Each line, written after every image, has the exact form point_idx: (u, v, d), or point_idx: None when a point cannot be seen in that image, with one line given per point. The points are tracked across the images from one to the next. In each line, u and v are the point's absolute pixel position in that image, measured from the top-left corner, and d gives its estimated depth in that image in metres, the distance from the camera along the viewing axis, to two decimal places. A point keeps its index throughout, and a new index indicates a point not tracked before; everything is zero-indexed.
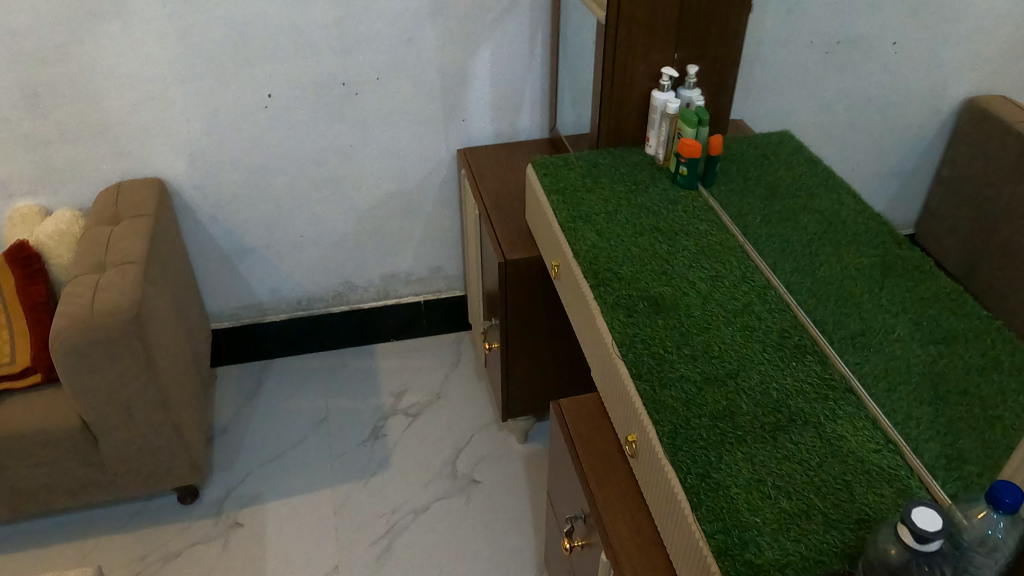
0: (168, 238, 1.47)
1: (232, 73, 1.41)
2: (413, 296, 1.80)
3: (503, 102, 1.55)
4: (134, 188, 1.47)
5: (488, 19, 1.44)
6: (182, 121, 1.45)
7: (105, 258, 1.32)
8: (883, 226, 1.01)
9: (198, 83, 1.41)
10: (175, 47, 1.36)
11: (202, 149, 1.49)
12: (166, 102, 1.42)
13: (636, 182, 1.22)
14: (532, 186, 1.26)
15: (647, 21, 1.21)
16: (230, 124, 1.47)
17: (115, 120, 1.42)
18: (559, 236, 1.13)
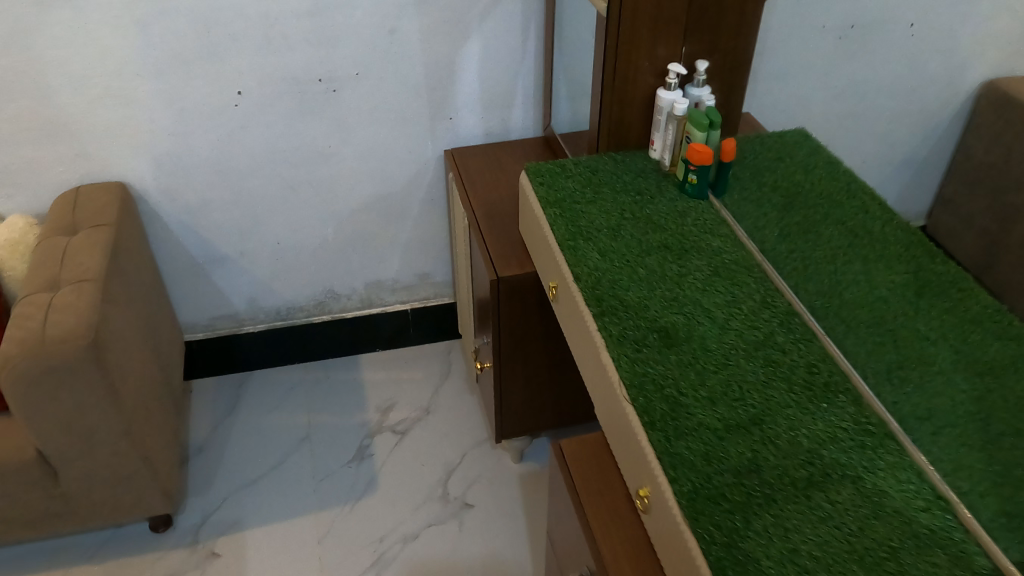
0: (132, 249, 1.32)
1: (200, 66, 1.26)
2: (400, 304, 1.71)
3: (492, 100, 1.44)
4: (94, 193, 1.31)
5: (478, 8, 1.32)
6: (143, 119, 1.29)
7: (58, 277, 1.16)
8: (912, 235, 0.89)
9: (160, 75, 1.25)
10: (133, 37, 1.21)
11: (166, 150, 1.34)
12: (126, 99, 1.27)
13: (641, 192, 1.12)
14: (526, 196, 1.15)
15: (652, 10, 1.09)
16: (197, 121, 1.32)
17: (69, 119, 1.27)
18: (558, 256, 1.03)
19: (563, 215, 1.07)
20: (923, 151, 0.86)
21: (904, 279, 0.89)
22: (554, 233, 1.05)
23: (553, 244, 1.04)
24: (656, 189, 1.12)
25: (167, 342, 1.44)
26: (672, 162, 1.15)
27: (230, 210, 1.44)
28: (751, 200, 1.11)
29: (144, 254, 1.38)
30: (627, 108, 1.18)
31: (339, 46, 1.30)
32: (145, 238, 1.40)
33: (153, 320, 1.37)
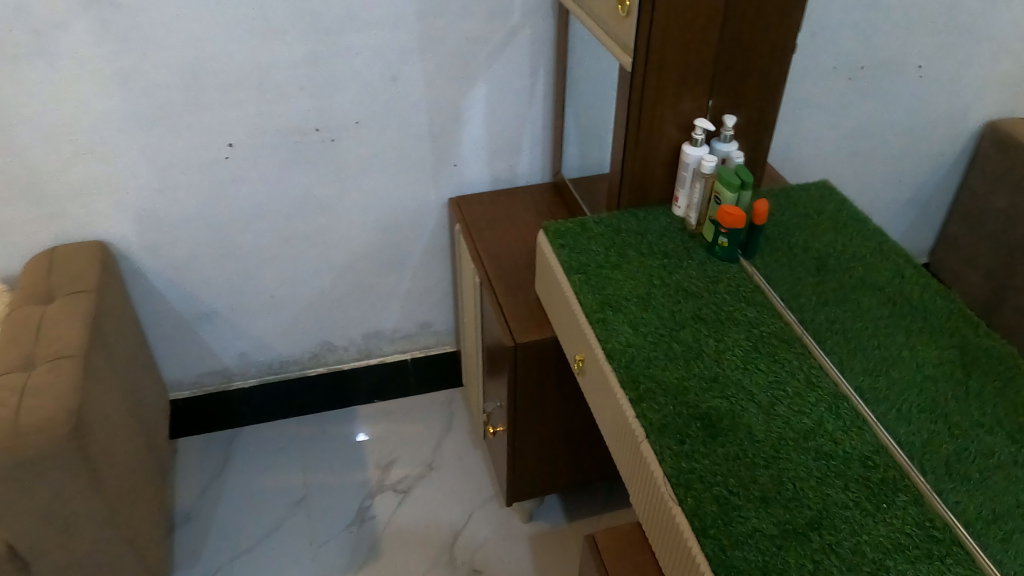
0: (116, 312, 1.24)
1: (186, 122, 1.21)
2: (400, 354, 1.63)
3: (499, 146, 1.37)
4: (71, 253, 1.24)
5: (483, 53, 1.25)
6: (126, 176, 1.23)
7: (33, 351, 1.08)
8: (953, 305, 0.86)
9: (145, 131, 1.19)
10: (114, 93, 1.15)
11: (151, 206, 1.27)
12: (106, 155, 1.20)
13: (668, 255, 1.05)
14: (545, 259, 1.08)
15: (678, 64, 1.03)
16: (185, 179, 1.26)
17: (45, 177, 1.19)
18: (585, 328, 0.97)
19: (588, 282, 1.01)
20: (961, 229, 0.82)
21: (951, 357, 0.87)
22: (579, 303, 0.99)
23: (579, 315, 0.98)
24: (682, 249, 1.06)
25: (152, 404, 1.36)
26: (698, 221, 1.09)
27: (223, 264, 1.38)
28: (784, 262, 1.05)
29: (129, 313, 1.32)
30: (648, 163, 1.12)
31: (337, 94, 1.24)
32: (128, 299, 1.33)
33: (138, 385, 1.28)
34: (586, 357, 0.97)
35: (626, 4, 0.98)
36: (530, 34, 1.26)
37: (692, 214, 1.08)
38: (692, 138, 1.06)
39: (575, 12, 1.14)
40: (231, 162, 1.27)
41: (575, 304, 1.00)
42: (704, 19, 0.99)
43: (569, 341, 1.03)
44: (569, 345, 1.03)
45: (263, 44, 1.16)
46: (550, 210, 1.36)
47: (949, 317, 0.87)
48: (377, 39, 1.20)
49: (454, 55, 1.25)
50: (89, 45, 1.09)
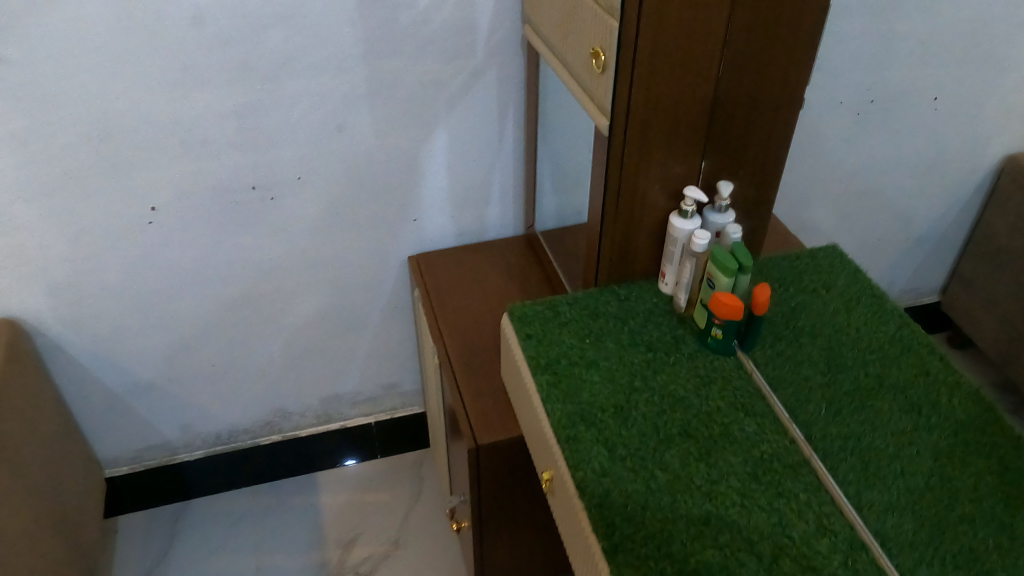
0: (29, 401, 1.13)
1: (99, 185, 1.06)
2: (362, 418, 1.51)
3: (465, 198, 1.22)
4: None
5: (443, 98, 1.10)
6: (33, 246, 1.09)
7: None
8: (988, 411, 0.71)
9: (53, 198, 1.05)
10: (11, 157, 1.00)
11: (68, 279, 1.14)
12: (8, 227, 1.06)
13: (653, 348, 0.90)
14: (509, 348, 0.92)
15: (665, 121, 0.86)
16: (105, 248, 1.13)
17: None
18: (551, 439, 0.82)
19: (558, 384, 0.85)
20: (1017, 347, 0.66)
21: (985, 487, 0.71)
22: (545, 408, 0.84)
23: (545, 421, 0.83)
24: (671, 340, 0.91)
25: (69, 499, 1.24)
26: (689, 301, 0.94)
27: (156, 336, 1.26)
28: (790, 354, 0.89)
29: (50, 392, 1.22)
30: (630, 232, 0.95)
31: (273, 148, 1.10)
32: (48, 383, 1.21)
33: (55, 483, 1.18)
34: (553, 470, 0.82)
35: (601, 57, 0.81)
36: (496, 75, 1.10)
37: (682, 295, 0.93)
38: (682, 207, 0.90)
39: (547, 58, 0.98)
40: (156, 226, 1.13)
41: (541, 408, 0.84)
42: (694, 74, 0.83)
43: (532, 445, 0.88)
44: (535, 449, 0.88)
45: (182, 95, 1.01)
46: (521, 270, 1.21)
47: (991, 430, 0.71)
48: (317, 85, 1.05)
49: (405, 101, 1.09)
50: None
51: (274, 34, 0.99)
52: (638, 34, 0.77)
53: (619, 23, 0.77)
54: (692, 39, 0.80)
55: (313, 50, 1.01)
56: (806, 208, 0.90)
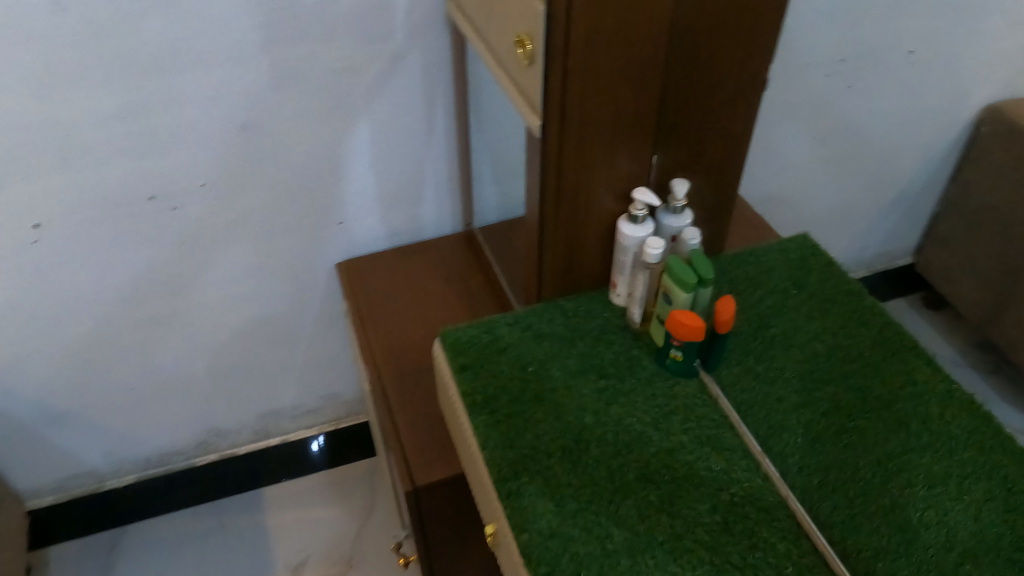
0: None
1: None
2: (305, 430, 1.43)
3: (393, 198, 1.11)
4: None
5: (362, 86, 0.96)
6: None
7: None
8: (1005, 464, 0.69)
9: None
10: None
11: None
12: None
13: (605, 374, 0.80)
14: (444, 383, 0.82)
15: (609, 116, 0.74)
16: None
17: None
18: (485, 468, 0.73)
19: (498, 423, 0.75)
20: None
21: (988, 526, 0.65)
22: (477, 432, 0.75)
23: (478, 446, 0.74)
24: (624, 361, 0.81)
25: None
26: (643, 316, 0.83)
27: (63, 365, 1.12)
28: (762, 371, 0.79)
29: None
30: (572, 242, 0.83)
31: (169, 152, 0.95)
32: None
33: None
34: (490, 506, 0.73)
35: (529, 45, 0.68)
36: (420, 58, 0.96)
37: (635, 309, 0.82)
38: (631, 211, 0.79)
39: (477, 44, 0.84)
40: (41, 246, 0.98)
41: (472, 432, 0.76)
42: (643, 61, 0.70)
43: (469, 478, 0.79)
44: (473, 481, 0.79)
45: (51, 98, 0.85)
46: (462, 274, 1.10)
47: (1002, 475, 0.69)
48: (212, 80, 0.90)
49: (318, 94, 0.96)
50: None
51: (153, 22, 0.83)
52: (569, 18, 0.64)
53: (546, 6, 0.64)
54: (636, 21, 0.67)
55: (203, 40, 0.86)
56: None
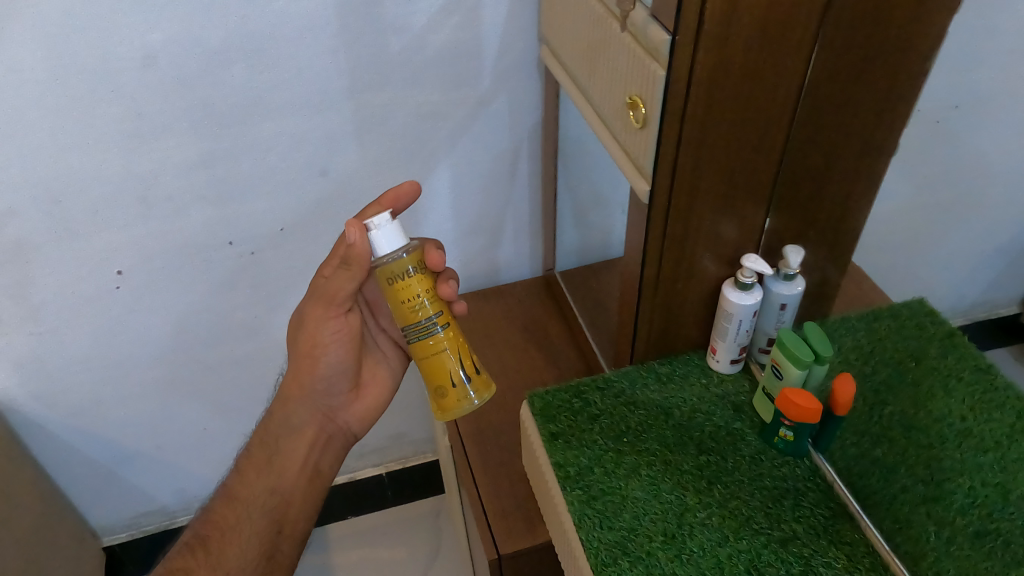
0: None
1: (57, 254, 0.96)
2: (372, 468, 1.34)
3: (476, 244, 1.08)
4: None
5: (445, 131, 0.95)
6: None
7: None
8: None
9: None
10: None
11: (30, 352, 1.04)
12: None
13: (705, 449, 0.75)
14: (529, 440, 0.80)
15: (720, 177, 0.71)
16: (65, 320, 1.02)
17: None
18: (301, 388, 0.80)
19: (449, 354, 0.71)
20: None
21: None
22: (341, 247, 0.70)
23: (311, 337, 0.77)
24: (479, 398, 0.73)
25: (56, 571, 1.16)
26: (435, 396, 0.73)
27: (134, 402, 1.14)
28: (881, 455, 0.73)
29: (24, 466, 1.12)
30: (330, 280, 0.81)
31: (248, 199, 0.97)
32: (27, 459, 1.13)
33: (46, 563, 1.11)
34: (355, 430, 0.85)
35: (641, 108, 0.66)
36: (507, 102, 0.94)
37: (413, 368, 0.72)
38: (381, 221, 0.66)
39: (576, 95, 0.81)
40: (125, 291, 1.02)
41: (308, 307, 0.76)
42: (763, 126, 0.68)
43: (366, 379, 0.85)
44: (374, 385, 0.86)
45: (138, 148, 0.89)
46: (542, 320, 1.06)
47: None
48: (297, 125, 0.91)
49: (401, 142, 0.95)
50: None
51: (240, 72, 0.86)
52: (691, 83, 0.63)
53: (666, 70, 0.62)
54: (762, 85, 0.65)
55: (283, 92, 0.88)
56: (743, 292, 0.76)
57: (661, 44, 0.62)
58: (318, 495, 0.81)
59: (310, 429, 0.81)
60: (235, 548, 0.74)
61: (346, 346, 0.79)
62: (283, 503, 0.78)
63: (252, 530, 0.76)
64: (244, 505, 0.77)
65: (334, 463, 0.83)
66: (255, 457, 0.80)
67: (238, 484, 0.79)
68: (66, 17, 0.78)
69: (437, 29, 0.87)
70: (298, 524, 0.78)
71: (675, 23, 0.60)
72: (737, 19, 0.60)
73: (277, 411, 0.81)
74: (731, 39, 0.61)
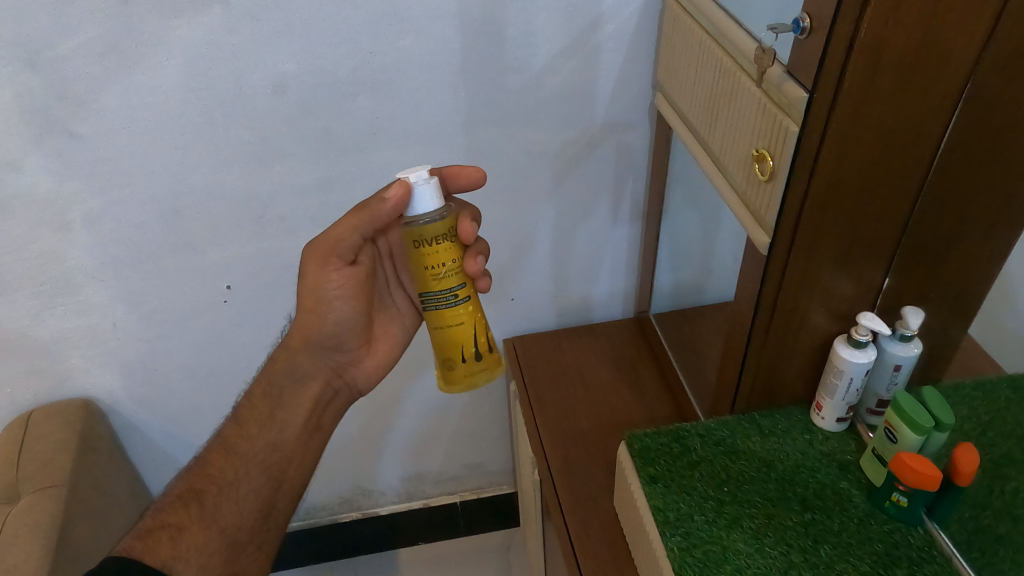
0: (99, 490, 1.10)
1: (173, 265, 1.01)
2: (446, 496, 1.35)
3: (570, 278, 1.10)
4: (46, 420, 1.10)
5: (553, 169, 0.97)
6: (105, 325, 1.06)
7: (17, 565, 0.92)
8: None
9: (121, 273, 1.01)
10: (89, 239, 0.97)
11: (138, 357, 1.11)
12: (84, 307, 1.03)
13: (810, 507, 0.74)
14: (626, 481, 0.79)
15: (842, 235, 0.70)
16: (174, 327, 1.08)
17: (23, 332, 1.04)
18: (306, 342, 0.79)
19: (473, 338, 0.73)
20: None
21: None
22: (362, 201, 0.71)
23: (313, 291, 0.75)
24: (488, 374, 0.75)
25: None
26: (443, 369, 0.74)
27: (227, 413, 1.21)
28: (1004, 533, 0.74)
29: (121, 466, 1.19)
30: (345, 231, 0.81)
31: None
32: (122, 457, 1.19)
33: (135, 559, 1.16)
34: (361, 386, 0.85)
35: (768, 161, 0.66)
36: (617, 144, 0.96)
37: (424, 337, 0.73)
38: (421, 180, 0.67)
39: (692, 143, 0.82)
40: (232, 304, 1.07)
41: (308, 261, 0.75)
42: (892, 186, 0.67)
43: (376, 336, 0.85)
44: (385, 343, 0.85)
45: (261, 171, 0.94)
46: (634, 361, 1.06)
47: None
48: (411, 155, 0.94)
49: (507, 177, 0.97)
50: (60, 185, 0.91)
51: (365, 104, 0.90)
52: (823, 140, 0.63)
53: (799, 126, 0.63)
54: (896, 146, 0.65)
55: (402, 124, 0.91)
56: (858, 349, 0.75)
57: (797, 101, 0.62)
58: (317, 451, 0.82)
59: (315, 384, 0.81)
60: (230, 502, 0.73)
61: (352, 304, 0.77)
62: (283, 460, 0.78)
63: (251, 485, 0.75)
64: (242, 459, 0.76)
65: (336, 417, 0.84)
66: (257, 409, 0.80)
67: (236, 436, 0.78)
68: (212, 46, 0.83)
69: (556, 71, 0.89)
70: (297, 481, 0.78)
71: (813, 79, 0.60)
72: (879, 81, 0.60)
73: (282, 360, 0.81)
74: (870, 100, 0.61)
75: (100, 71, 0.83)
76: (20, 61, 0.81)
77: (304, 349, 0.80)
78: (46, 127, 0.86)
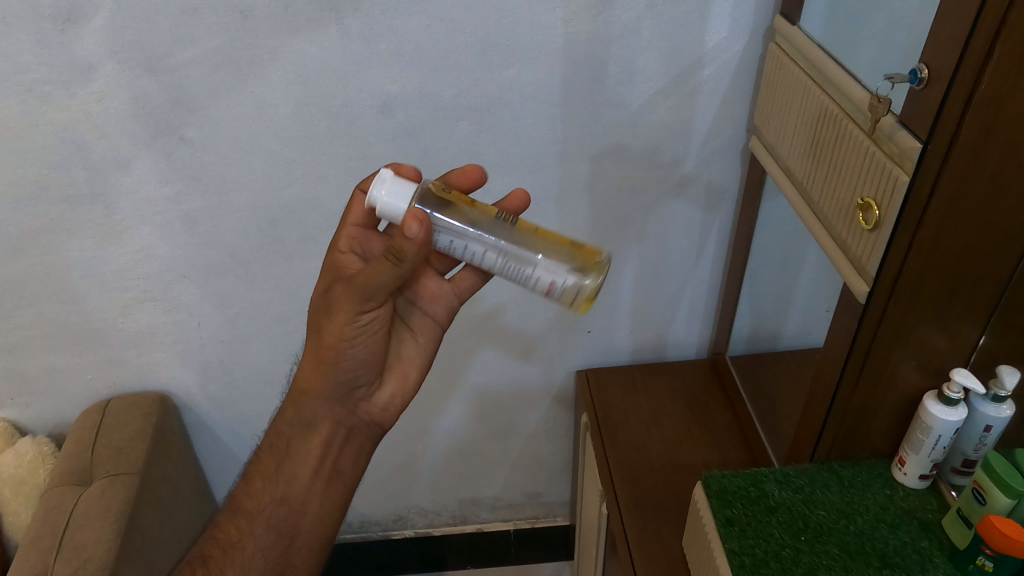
0: (166, 481, 1.13)
1: (262, 271, 1.05)
2: (501, 523, 1.36)
3: (647, 315, 1.11)
4: (120, 410, 1.13)
5: (641, 205, 0.99)
6: (190, 324, 1.10)
7: (85, 544, 0.95)
8: None
9: (211, 275, 1.05)
10: (185, 241, 1.01)
11: (217, 357, 1.15)
12: (171, 305, 1.08)
13: (890, 564, 0.72)
14: (700, 521, 0.79)
15: (944, 289, 0.70)
16: (256, 330, 1.12)
17: (110, 325, 1.09)
18: (320, 379, 0.71)
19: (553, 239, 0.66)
20: None
21: None
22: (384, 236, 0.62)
23: (335, 326, 0.67)
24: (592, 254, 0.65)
25: None
26: (571, 260, 0.64)
27: None
28: None
29: (188, 464, 1.22)
30: (334, 259, 0.73)
31: None
32: (189, 455, 1.23)
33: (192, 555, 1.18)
34: (380, 419, 0.76)
35: (874, 210, 0.67)
36: (707, 185, 0.98)
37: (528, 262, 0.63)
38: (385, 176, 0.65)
39: (789, 190, 0.84)
40: None
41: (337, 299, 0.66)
42: (999, 243, 0.67)
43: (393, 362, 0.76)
44: (400, 369, 0.76)
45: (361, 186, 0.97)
46: (705, 404, 1.07)
47: None
48: (505, 183, 0.97)
49: (594, 210, 0.99)
50: (165, 188, 0.96)
51: (464, 130, 0.93)
52: (933, 193, 0.63)
53: (910, 178, 0.63)
54: (1006, 204, 0.65)
55: (498, 151, 0.94)
56: (949, 405, 0.74)
57: (911, 152, 0.63)
58: (338, 498, 0.74)
59: (326, 425, 0.73)
60: (238, 563, 0.69)
61: (374, 334, 0.69)
62: (295, 513, 0.72)
63: (257, 548, 0.70)
64: (248, 519, 0.72)
65: (355, 459, 0.75)
66: (266, 463, 0.74)
67: (244, 495, 0.73)
68: (323, 64, 0.87)
69: (653, 109, 0.91)
70: (314, 535, 0.73)
71: (929, 130, 0.61)
72: (994, 139, 0.60)
73: (290, 409, 0.74)
74: (986, 155, 0.61)
75: (217, 82, 0.87)
76: (142, 68, 0.86)
77: (319, 389, 0.71)
78: (160, 131, 0.91)
